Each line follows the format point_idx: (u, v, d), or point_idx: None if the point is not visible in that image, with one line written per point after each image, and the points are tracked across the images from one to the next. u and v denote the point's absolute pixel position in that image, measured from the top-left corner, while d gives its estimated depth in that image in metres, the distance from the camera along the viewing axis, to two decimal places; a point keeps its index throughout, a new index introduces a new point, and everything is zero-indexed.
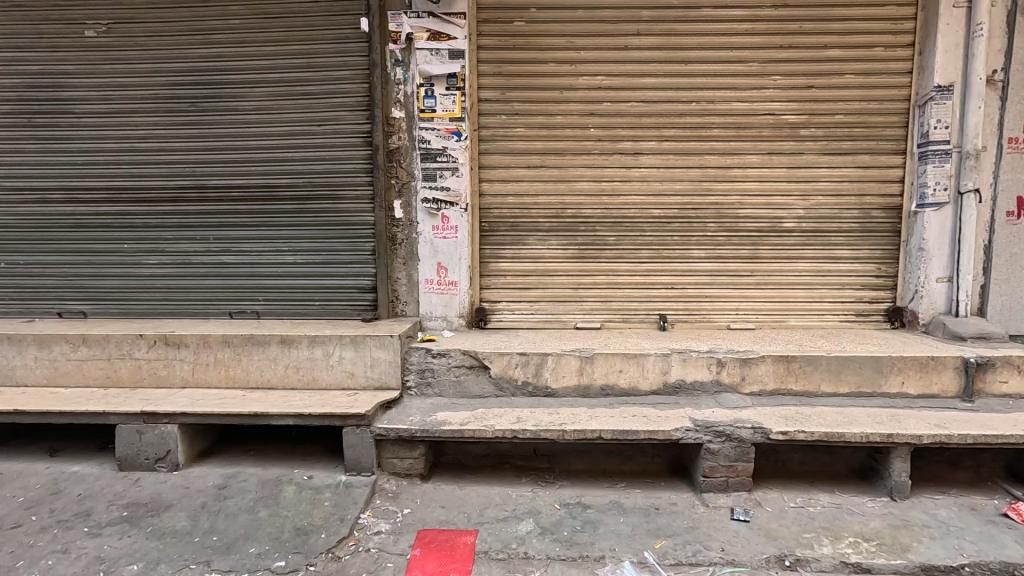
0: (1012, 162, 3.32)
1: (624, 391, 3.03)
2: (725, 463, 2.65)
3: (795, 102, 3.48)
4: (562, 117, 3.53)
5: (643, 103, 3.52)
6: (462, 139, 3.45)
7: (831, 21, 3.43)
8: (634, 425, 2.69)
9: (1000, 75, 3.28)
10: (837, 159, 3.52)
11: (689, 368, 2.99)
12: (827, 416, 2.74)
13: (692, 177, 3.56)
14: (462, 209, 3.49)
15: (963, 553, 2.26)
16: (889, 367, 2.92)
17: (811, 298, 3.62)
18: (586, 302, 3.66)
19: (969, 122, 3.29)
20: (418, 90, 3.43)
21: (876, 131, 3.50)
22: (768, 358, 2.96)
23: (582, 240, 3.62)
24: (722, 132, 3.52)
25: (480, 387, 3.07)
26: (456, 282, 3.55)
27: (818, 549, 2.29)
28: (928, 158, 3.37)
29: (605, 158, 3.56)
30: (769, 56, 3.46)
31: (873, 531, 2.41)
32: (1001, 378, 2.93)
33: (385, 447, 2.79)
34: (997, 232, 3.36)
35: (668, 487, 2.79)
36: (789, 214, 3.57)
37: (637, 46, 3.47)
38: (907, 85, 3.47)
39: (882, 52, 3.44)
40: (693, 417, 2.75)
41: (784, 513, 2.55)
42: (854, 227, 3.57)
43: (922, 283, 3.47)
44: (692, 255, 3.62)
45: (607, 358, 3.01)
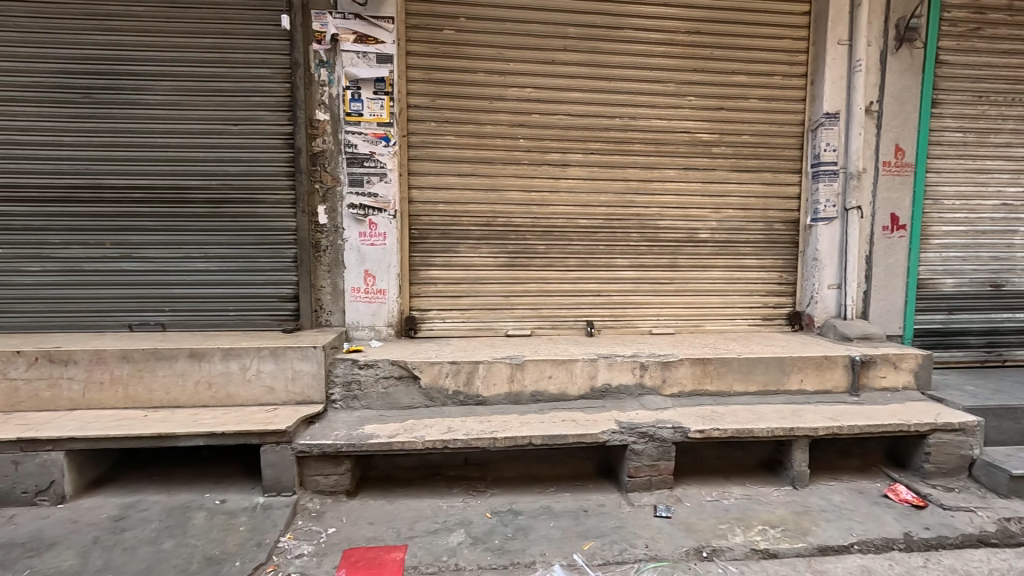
0: (887, 182, 3.76)
1: (554, 396, 3.09)
2: (648, 462, 2.78)
3: (707, 122, 3.75)
4: (492, 127, 3.57)
5: (570, 116, 3.63)
6: (390, 144, 3.38)
7: (738, 49, 3.73)
8: (564, 429, 2.74)
9: (876, 106, 3.72)
10: (744, 176, 3.83)
11: (615, 372, 3.11)
12: (738, 414, 2.95)
13: (616, 189, 3.72)
14: (391, 216, 3.42)
15: (853, 532, 2.51)
16: (790, 366, 3.20)
17: (724, 303, 3.90)
18: (517, 310, 3.70)
19: (852, 146, 3.70)
20: (344, 92, 3.33)
21: (777, 151, 3.85)
22: (686, 361, 3.14)
23: (512, 248, 3.66)
24: (643, 147, 3.72)
25: (409, 398, 3.01)
26: (384, 290, 3.47)
27: (731, 539, 2.45)
28: (820, 177, 3.75)
29: (534, 169, 3.64)
30: (684, 78, 3.70)
31: (778, 518, 2.62)
32: (881, 374, 3.30)
33: (308, 464, 2.66)
34: (876, 244, 3.78)
35: (596, 488, 2.88)
36: (704, 226, 3.82)
37: (564, 61, 3.59)
38: (802, 111, 3.85)
39: (780, 80, 3.79)
40: (619, 419, 2.85)
41: (702, 508, 2.71)
42: (759, 238, 3.89)
43: (816, 290, 3.83)
44: (617, 264, 3.77)
45: (538, 365, 3.06)
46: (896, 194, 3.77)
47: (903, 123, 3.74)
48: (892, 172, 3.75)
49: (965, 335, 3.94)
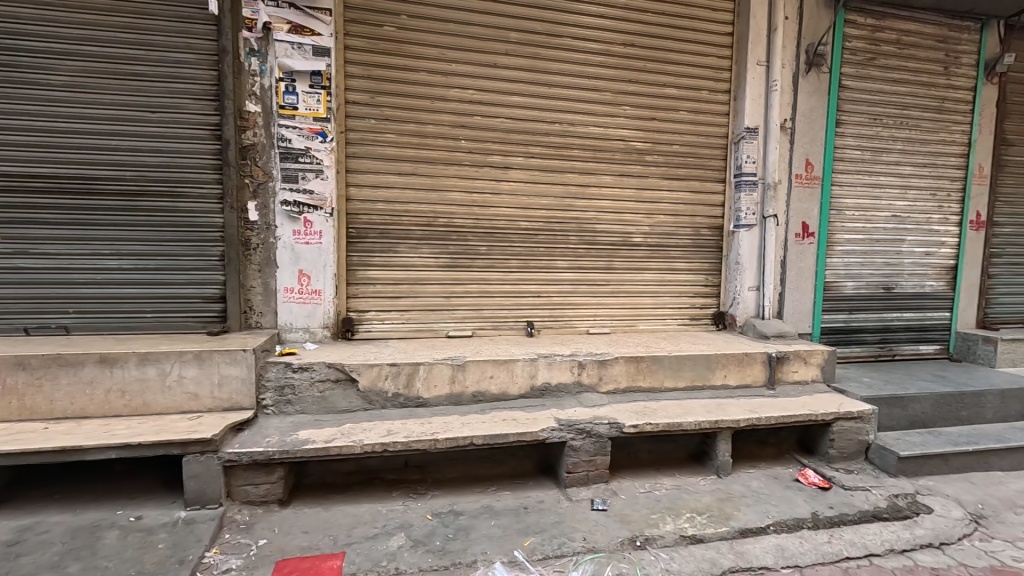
0: (799, 194, 4.11)
1: (495, 396, 3.11)
2: (586, 457, 2.87)
3: (641, 130, 3.93)
4: (433, 127, 3.55)
5: (511, 120, 3.68)
6: (327, 140, 3.28)
7: (669, 63, 3.95)
8: (505, 428, 2.78)
9: (789, 123, 4.05)
10: (674, 184, 4.05)
11: (554, 371, 3.19)
12: (669, 408, 3.12)
13: (556, 193, 3.82)
14: (328, 214, 3.32)
15: (769, 515, 2.72)
16: (715, 363, 3.42)
17: (656, 304, 4.10)
18: (458, 311, 3.70)
19: (769, 159, 4.01)
20: (278, 84, 3.19)
21: (704, 161, 4.10)
22: (621, 359, 3.27)
23: (454, 249, 3.65)
24: (582, 152, 3.84)
25: (347, 402, 2.93)
26: (320, 291, 3.35)
27: (663, 527, 2.58)
28: (742, 187, 4.03)
29: (475, 170, 3.65)
30: (620, 88, 3.86)
31: (704, 505, 2.80)
32: (793, 368, 3.60)
33: (236, 474, 2.52)
34: (789, 249, 4.13)
35: (536, 486, 2.94)
36: (637, 230, 4.00)
37: (505, 65, 3.63)
38: (726, 125, 4.12)
39: (707, 94, 4.05)
40: (558, 417, 2.93)
41: (635, 499, 2.84)
42: (687, 243, 4.13)
43: (738, 291, 4.12)
44: (556, 266, 3.86)
45: (479, 365, 3.08)
46: (806, 204, 4.13)
47: (812, 140, 4.11)
48: (803, 184, 4.11)
49: (863, 333, 4.37)
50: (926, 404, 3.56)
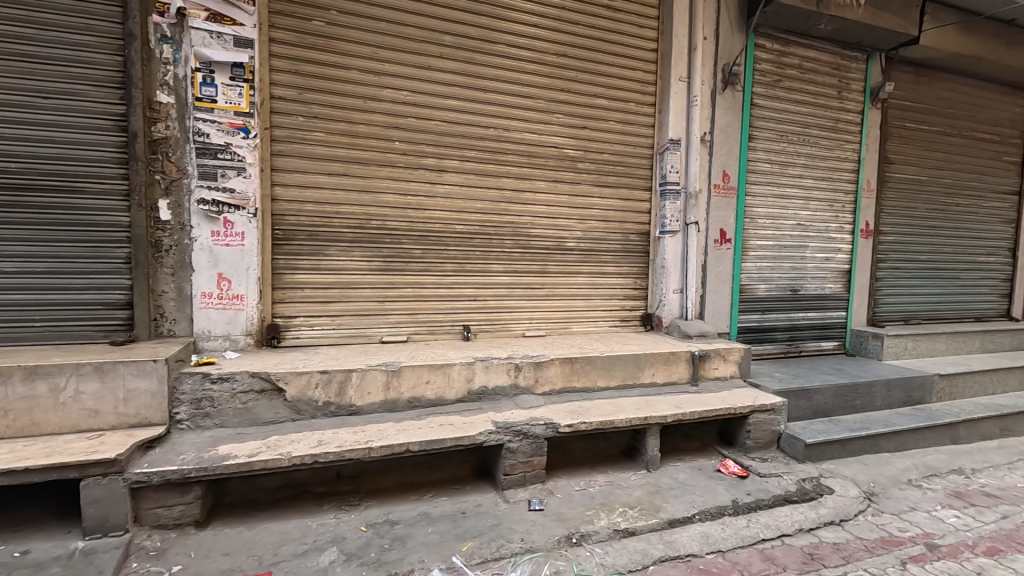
0: (717, 203, 4.41)
1: (431, 402, 3.07)
2: (523, 459, 2.90)
3: (573, 138, 4.05)
4: (366, 127, 3.46)
5: (445, 123, 3.66)
6: (250, 136, 3.10)
7: (599, 74, 4.10)
8: (442, 433, 2.74)
9: (709, 136, 4.33)
10: (605, 191, 4.21)
11: (490, 374, 3.19)
12: (601, 407, 3.22)
13: (491, 198, 3.84)
14: (251, 214, 3.13)
15: (695, 505, 2.88)
16: (644, 362, 3.58)
17: (588, 306, 4.23)
18: (391, 315, 3.62)
19: (691, 169, 4.26)
20: (194, 74, 2.96)
21: (632, 169, 4.30)
22: (556, 360, 3.34)
23: (387, 252, 3.57)
24: (517, 158, 3.89)
25: (273, 413, 2.77)
26: (241, 295, 3.15)
27: (597, 522, 2.66)
28: (667, 195, 4.26)
29: (409, 172, 3.60)
30: (552, 97, 3.96)
31: (635, 499, 2.92)
32: (714, 365, 3.84)
33: (145, 496, 2.31)
34: (709, 254, 4.41)
35: (473, 490, 2.92)
36: (570, 235, 4.11)
37: (440, 68, 3.61)
38: (652, 136, 4.35)
39: (634, 106, 4.25)
40: (495, 420, 2.93)
41: (571, 497, 2.90)
42: (617, 247, 4.30)
43: (664, 294, 4.34)
44: (492, 269, 3.88)
45: (414, 371, 3.02)
46: (724, 212, 4.44)
47: (728, 152, 4.42)
48: (720, 193, 4.41)
49: (774, 331, 4.75)
50: (827, 395, 3.92)
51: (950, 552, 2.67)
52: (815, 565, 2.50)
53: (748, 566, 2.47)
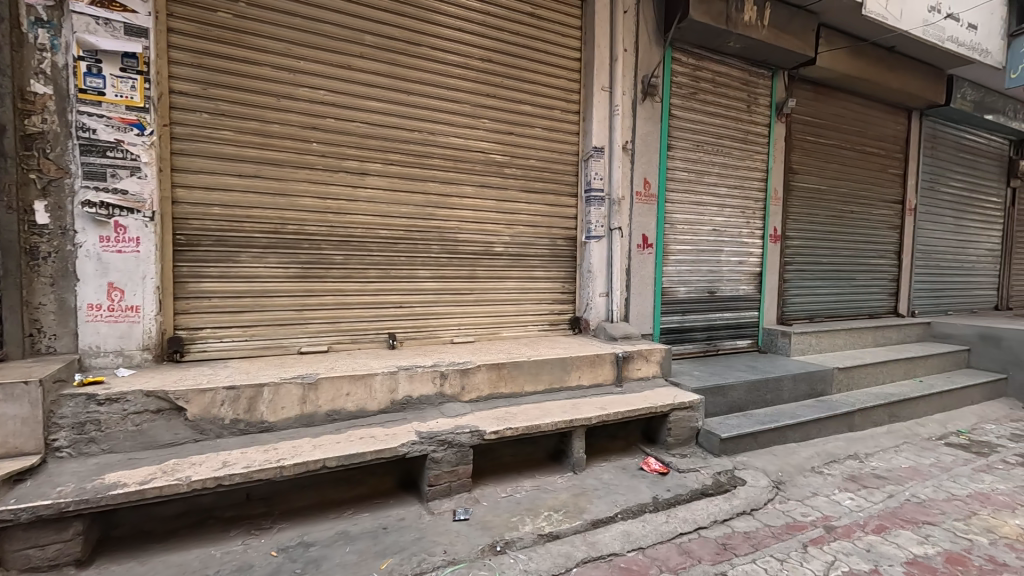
0: (639, 209, 4.58)
1: (351, 414, 2.94)
2: (447, 468, 2.85)
3: (499, 143, 4.06)
4: (279, 126, 3.28)
5: (367, 124, 3.55)
6: (145, 133, 2.85)
7: (524, 81, 4.14)
8: (362, 447, 2.64)
9: (630, 145, 4.49)
10: (532, 197, 4.25)
11: (414, 383, 3.12)
12: (528, 412, 3.22)
13: (416, 203, 3.76)
14: (148, 218, 2.88)
15: (617, 504, 2.95)
16: (570, 365, 3.63)
17: (517, 311, 4.25)
18: (311, 324, 3.45)
19: (614, 176, 4.39)
20: (76, 64, 2.66)
21: (558, 176, 4.37)
22: (482, 367, 3.32)
23: (305, 258, 3.41)
24: (443, 162, 3.84)
25: (171, 434, 2.55)
26: (137, 307, 2.88)
27: (522, 528, 2.66)
28: (592, 202, 4.36)
29: (329, 175, 3.45)
30: (479, 101, 3.95)
31: (560, 501, 2.94)
32: (637, 366, 3.97)
33: (13, 536, 2.04)
34: (633, 258, 4.57)
35: (396, 504, 2.84)
36: (498, 240, 4.12)
37: (361, 68, 3.50)
38: (577, 143, 4.44)
39: (559, 113, 4.33)
40: (419, 430, 2.86)
41: (497, 504, 2.88)
42: (545, 252, 4.35)
43: (591, 298, 4.43)
44: (418, 275, 3.80)
45: (333, 382, 2.89)
46: (646, 218, 4.62)
47: (649, 161, 4.60)
48: (642, 200, 4.58)
49: (693, 331, 4.99)
50: (740, 391, 4.16)
51: (845, 532, 2.90)
52: (726, 555, 2.63)
53: (666, 561, 2.56)
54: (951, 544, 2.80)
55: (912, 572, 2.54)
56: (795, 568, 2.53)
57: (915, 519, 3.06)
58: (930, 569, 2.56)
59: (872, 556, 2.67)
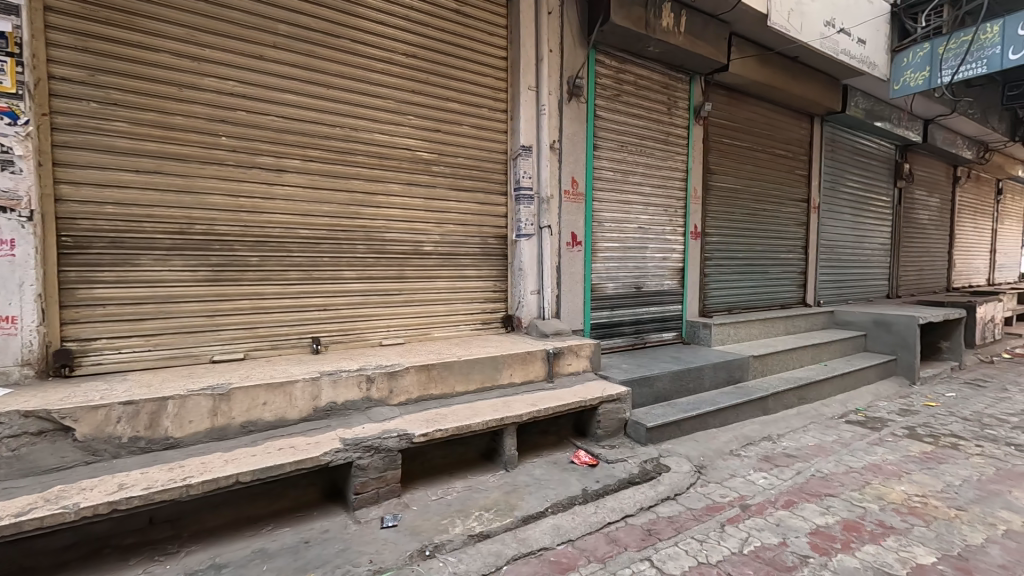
0: (567, 207, 4.67)
1: (269, 425, 2.78)
2: (375, 475, 2.77)
3: (426, 141, 3.99)
4: (183, 119, 3.04)
5: (283, 118, 3.37)
6: (18, 123, 2.55)
7: (451, 79, 4.10)
8: (280, 459, 2.50)
9: (557, 144, 4.57)
10: (461, 195, 4.21)
11: (339, 389, 3.00)
12: (459, 412, 3.19)
13: (339, 200, 3.62)
14: (24, 218, 2.58)
15: (548, 498, 2.98)
16: (501, 363, 3.64)
17: (449, 311, 4.20)
18: (225, 331, 3.23)
19: (543, 174, 4.45)
20: None
21: (488, 174, 4.36)
22: (411, 369, 3.25)
23: (216, 260, 3.19)
24: (367, 159, 3.72)
25: (57, 458, 2.30)
26: (14, 318, 2.57)
27: (452, 530, 2.63)
28: (521, 200, 4.39)
29: (241, 172, 3.24)
30: (404, 97, 3.86)
31: (492, 500, 2.94)
32: (567, 362, 4.04)
33: None
34: (563, 255, 4.66)
35: (320, 516, 2.72)
36: (427, 239, 4.05)
37: (274, 58, 3.32)
38: (505, 142, 4.45)
39: (487, 112, 4.32)
40: (343, 437, 2.75)
41: (427, 508, 2.83)
42: (476, 251, 4.33)
43: (522, 296, 4.46)
44: (344, 276, 3.66)
45: (247, 392, 2.72)
46: (574, 216, 4.72)
47: (576, 160, 4.70)
48: (570, 199, 4.67)
49: (622, 326, 5.16)
50: (665, 381, 4.34)
51: (758, 510, 3.10)
52: (651, 540, 2.74)
53: (594, 551, 2.62)
54: (848, 513, 3.06)
55: (815, 541, 2.75)
56: (714, 547, 2.67)
57: (819, 492, 3.33)
58: (831, 537, 2.79)
59: (781, 529, 2.87)
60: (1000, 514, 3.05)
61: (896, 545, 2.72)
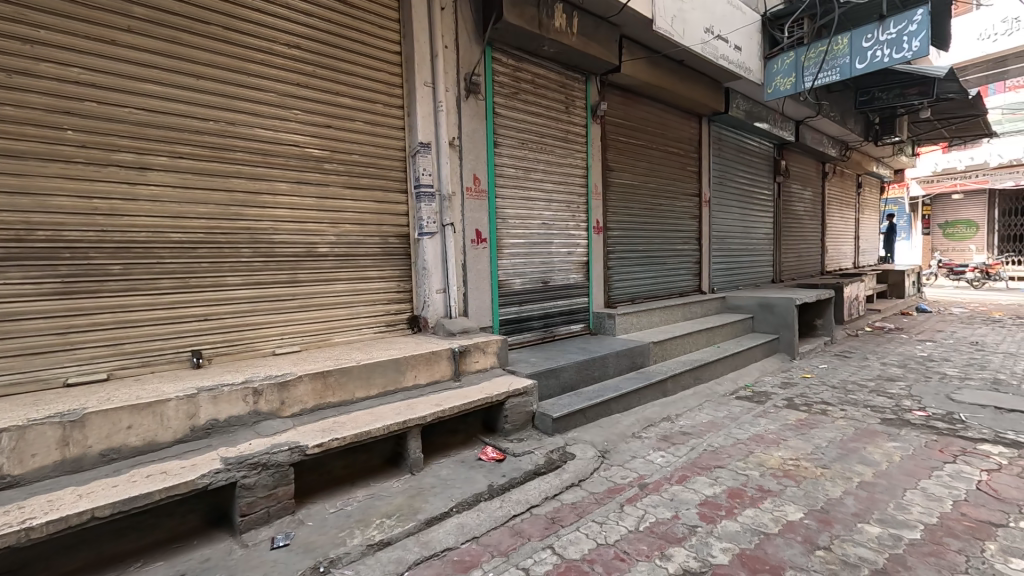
0: (470, 204, 4.67)
1: (136, 451, 2.51)
2: (263, 493, 2.59)
3: (316, 137, 3.79)
4: (16, 109, 2.65)
5: (145, 111, 3.05)
6: None
7: (340, 72, 3.92)
8: (146, 487, 2.25)
9: (457, 141, 4.54)
10: (358, 193, 4.05)
11: (220, 405, 2.78)
12: (358, 418, 3.07)
13: (217, 201, 3.34)
14: None
15: (453, 498, 2.96)
16: (404, 365, 3.55)
17: (349, 314, 4.03)
18: (82, 349, 2.87)
19: (442, 172, 4.40)
20: None
21: (385, 172, 4.23)
22: (305, 377, 3.08)
23: (67, 270, 2.82)
24: (248, 156, 3.46)
25: None
26: None
27: (350, 542, 2.52)
28: (422, 198, 4.31)
29: (95, 170, 2.89)
30: (287, 91, 3.64)
31: (395, 506, 2.86)
32: (474, 359, 4.03)
33: None
34: (467, 253, 4.65)
35: (200, 545, 2.49)
36: (322, 240, 3.86)
37: (130, 44, 2.99)
38: (403, 138, 4.35)
39: (382, 107, 4.19)
40: (224, 456, 2.55)
41: (324, 522, 2.69)
42: (377, 251, 4.19)
43: (428, 295, 4.39)
44: (228, 282, 3.39)
45: (108, 416, 2.43)
46: (477, 213, 4.73)
47: (476, 157, 4.71)
48: (472, 196, 4.68)
49: (530, 320, 5.24)
50: (570, 372, 4.47)
51: (655, 487, 3.27)
52: (554, 528, 2.80)
53: (498, 546, 2.64)
54: (733, 481, 3.33)
55: (703, 511, 2.95)
56: (612, 528, 2.78)
57: (709, 464, 3.58)
58: (716, 505, 3.01)
59: (674, 503, 3.05)
60: (855, 468, 3.46)
61: (772, 506, 2.98)
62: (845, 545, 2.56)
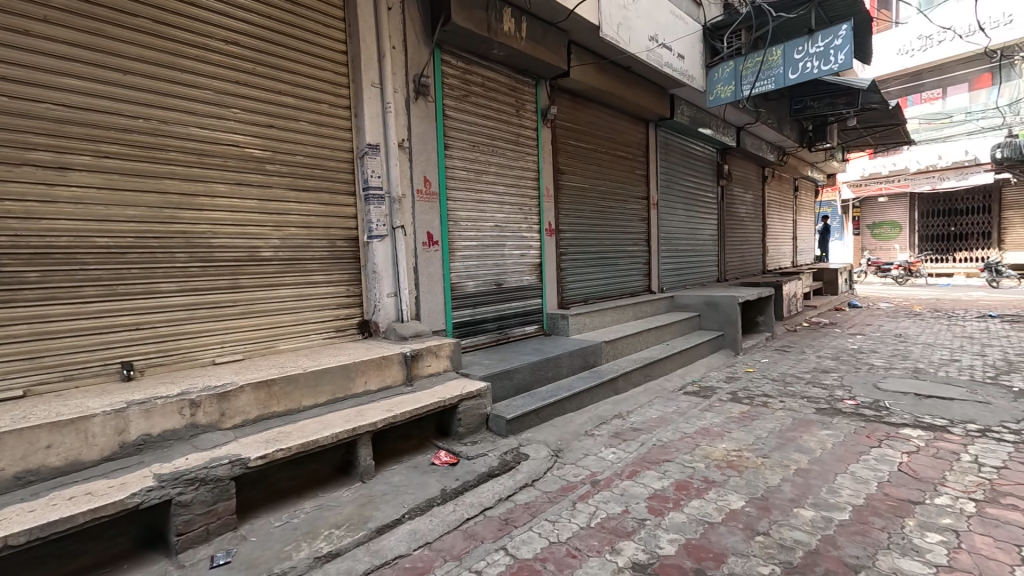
0: (420, 207, 4.63)
1: (57, 472, 2.33)
2: (202, 510, 2.46)
3: (257, 136, 3.65)
4: None
5: (65, 107, 2.85)
6: None
7: (282, 71, 3.80)
8: (68, 510, 2.10)
9: (406, 143, 4.49)
10: (304, 195, 3.94)
11: (153, 419, 2.62)
12: (305, 427, 2.97)
13: (148, 203, 3.16)
14: None
15: (405, 504, 2.91)
16: (353, 371, 3.47)
17: (295, 320, 3.90)
18: None
19: (392, 174, 4.34)
20: None
21: (332, 173, 4.13)
22: (247, 387, 2.96)
23: None
24: (183, 156, 3.29)
25: None
26: None
27: (296, 556, 2.43)
28: (370, 200, 4.24)
29: (6, 170, 2.67)
30: (224, 88, 3.49)
31: (344, 516, 2.79)
32: (426, 363, 3.99)
33: None
34: (418, 255, 4.61)
35: (131, 569, 2.34)
36: (265, 244, 3.72)
37: (46, 35, 2.79)
38: (351, 140, 4.26)
39: (328, 107, 4.09)
40: (158, 473, 2.41)
41: (268, 537, 2.59)
42: (324, 255, 4.08)
43: (378, 299, 4.32)
44: (162, 289, 3.22)
45: (24, 435, 2.25)
46: (428, 216, 4.69)
47: (426, 159, 4.68)
48: (422, 198, 4.64)
49: (484, 322, 5.24)
50: (524, 373, 4.50)
51: (606, 483, 3.34)
52: (507, 529, 2.81)
53: (451, 550, 2.62)
54: (680, 474, 3.44)
55: (651, 504, 3.04)
56: (564, 526, 2.82)
57: (658, 459, 3.69)
58: (664, 498, 3.11)
59: (624, 498, 3.13)
60: (792, 456, 3.66)
61: (716, 496, 3.11)
62: (781, 529, 2.70)
